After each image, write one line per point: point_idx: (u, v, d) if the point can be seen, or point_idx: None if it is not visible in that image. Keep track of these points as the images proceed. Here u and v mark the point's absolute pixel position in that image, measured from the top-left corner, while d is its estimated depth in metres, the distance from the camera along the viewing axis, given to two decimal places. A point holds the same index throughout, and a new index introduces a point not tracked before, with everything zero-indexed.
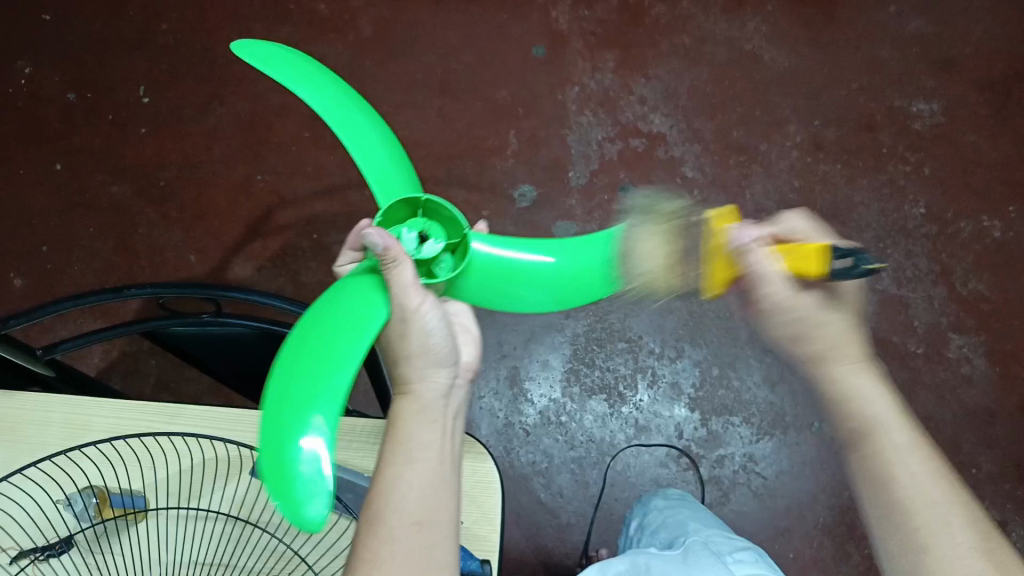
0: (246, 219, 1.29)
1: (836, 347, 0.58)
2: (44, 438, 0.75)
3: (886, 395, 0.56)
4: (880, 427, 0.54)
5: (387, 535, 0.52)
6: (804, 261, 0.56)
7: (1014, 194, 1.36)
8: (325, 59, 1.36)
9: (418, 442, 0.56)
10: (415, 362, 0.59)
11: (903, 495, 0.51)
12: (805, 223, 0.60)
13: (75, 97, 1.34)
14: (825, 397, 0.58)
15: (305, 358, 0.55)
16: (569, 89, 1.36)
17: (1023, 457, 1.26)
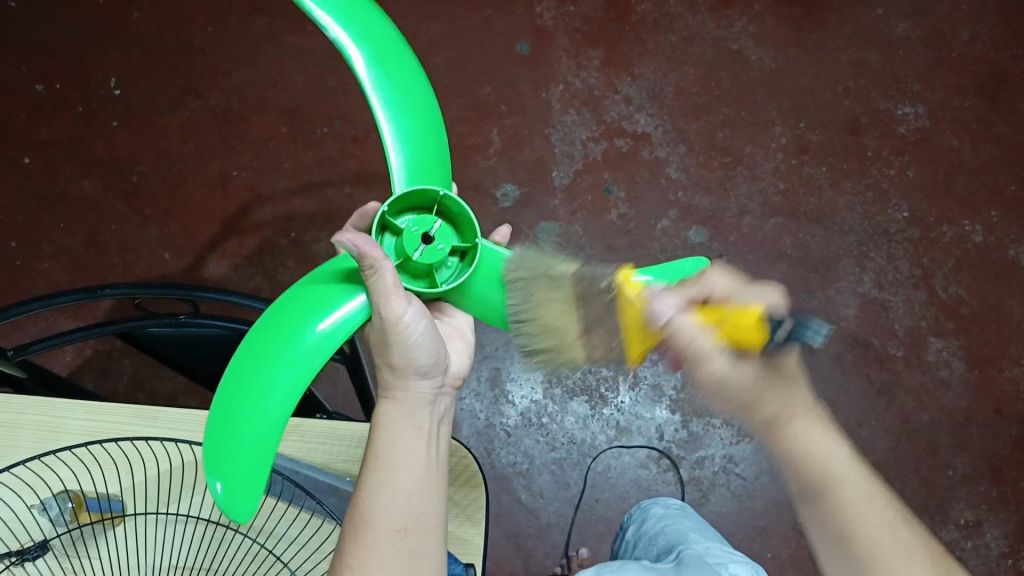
0: (222, 216, 1.28)
1: (786, 410, 0.60)
2: (17, 441, 0.75)
3: (839, 455, 0.59)
4: (836, 484, 0.58)
5: (373, 539, 0.54)
6: (744, 331, 0.57)
7: (995, 198, 1.36)
8: (304, 52, 1.34)
9: (401, 449, 0.58)
10: (403, 370, 0.61)
11: (861, 550, 0.55)
12: (727, 280, 0.60)
13: (44, 88, 1.31)
14: (785, 463, 0.60)
15: (261, 348, 0.57)
16: (553, 87, 1.35)
17: (998, 459, 1.27)
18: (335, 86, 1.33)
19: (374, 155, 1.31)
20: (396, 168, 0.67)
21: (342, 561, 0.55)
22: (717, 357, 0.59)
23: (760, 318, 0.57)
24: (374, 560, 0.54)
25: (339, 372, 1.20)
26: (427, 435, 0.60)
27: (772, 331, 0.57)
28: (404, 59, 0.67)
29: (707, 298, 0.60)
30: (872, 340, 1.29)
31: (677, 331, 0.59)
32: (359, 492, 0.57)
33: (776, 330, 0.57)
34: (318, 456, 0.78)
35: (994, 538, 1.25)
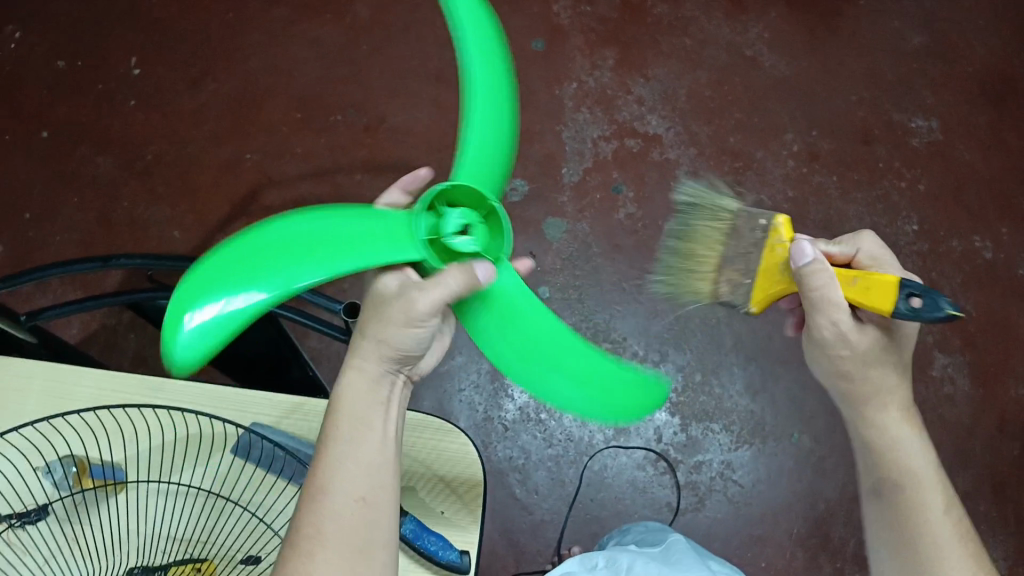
0: (232, 197, 1.28)
1: (883, 395, 0.62)
2: (22, 404, 0.74)
3: (926, 451, 0.62)
4: (919, 480, 0.60)
5: (331, 507, 0.53)
6: (874, 294, 0.56)
7: (1007, 215, 1.35)
8: (320, 41, 1.37)
9: (363, 419, 0.57)
10: (370, 339, 0.58)
11: (925, 538, 0.58)
12: (874, 246, 0.64)
13: (65, 65, 1.34)
14: (868, 446, 0.63)
15: (269, 252, 0.57)
16: (566, 85, 1.36)
17: (1002, 479, 1.24)
18: (350, 76, 1.35)
19: (385, 145, 1.31)
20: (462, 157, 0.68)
21: (297, 529, 0.53)
22: (839, 311, 0.59)
23: (898, 286, 0.55)
24: (331, 528, 0.53)
25: (340, 358, 1.20)
26: (389, 407, 0.59)
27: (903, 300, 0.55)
28: (503, 65, 0.69)
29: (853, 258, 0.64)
30: None
31: (812, 275, 0.59)
32: (318, 460, 0.56)
33: (906, 302, 0.54)
34: (320, 436, 0.76)
35: (993, 558, 1.21)
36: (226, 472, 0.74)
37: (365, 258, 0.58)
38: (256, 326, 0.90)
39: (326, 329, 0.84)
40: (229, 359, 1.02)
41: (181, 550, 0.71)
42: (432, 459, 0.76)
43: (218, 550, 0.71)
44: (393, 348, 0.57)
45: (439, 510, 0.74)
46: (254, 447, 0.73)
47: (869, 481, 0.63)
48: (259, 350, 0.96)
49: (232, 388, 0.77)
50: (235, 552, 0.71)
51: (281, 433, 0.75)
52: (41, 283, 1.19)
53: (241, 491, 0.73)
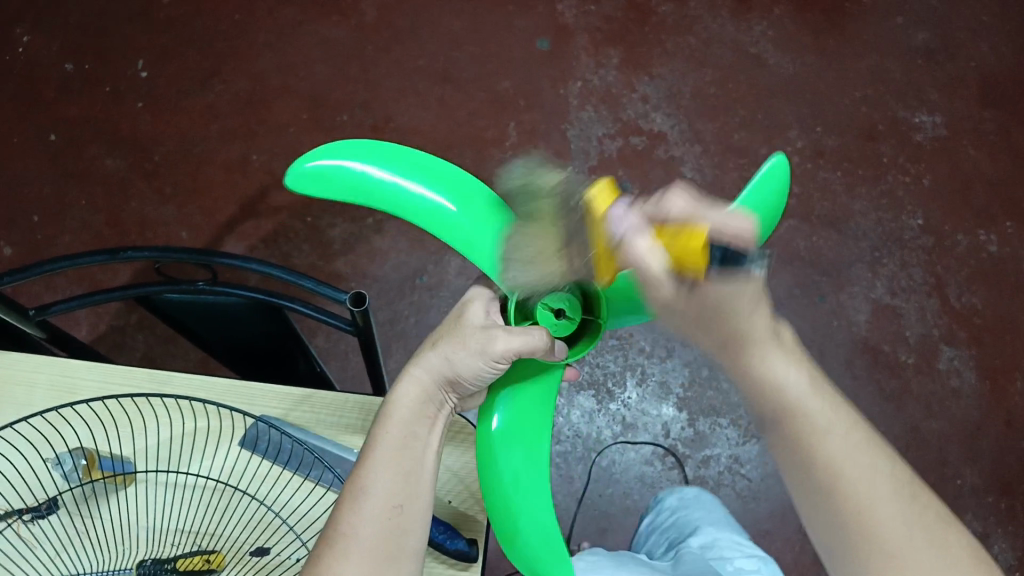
0: (240, 198, 1.29)
1: (743, 333, 0.49)
2: (33, 398, 0.75)
3: (799, 372, 0.49)
4: (799, 410, 0.48)
5: (368, 513, 0.52)
6: (688, 253, 0.48)
7: (1012, 210, 1.36)
8: (327, 42, 1.38)
9: (409, 433, 0.56)
10: (437, 352, 0.58)
11: (841, 493, 0.46)
12: (690, 205, 0.52)
13: (73, 67, 1.36)
14: (741, 381, 0.51)
15: (427, 175, 0.64)
16: (571, 84, 1.37)
17: (1011, 472, 1.23)
18: (357, 76, 1.36)
19: (392, 144, 1.32)
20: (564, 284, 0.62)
21: (333, 531, 0.52)
22: (668, 283, 0.48)
23: (704, 243, 0.48)
24: (365, 533, 0.52)
25: (349, 356, 1.20)
26: (434, 425, 0.58)
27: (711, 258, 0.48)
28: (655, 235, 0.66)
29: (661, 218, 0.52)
30: (883, 346, 1.28)
31: (626, 247, 0.50)
32: (360, 463, 0.55)
33: (718, 255, 0.48)
34: (326, 427, 0.77)
35: (1001, 551, 1.19)
36: (235, 462, 0.74)
37: (433, 229, 0.64)
38: (263, 319, 0.90)
39: (332, 320, 0.85)
40: (237, 355, 1.03)
41: (189, 543, 0.70)
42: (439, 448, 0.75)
43: (226, 542, 0.70)
44: (456, 370, 0.57)
45: (446, 500, 0.74)
46: (261, 439, 0.74)
47: (764, 415, 0.50)
48: (268, 344, 0.97)
49: (238, 380, 0.78)
50: (242, 544, 0.70)
51: (289, 425, 0.76)
52: (49, 283, 1.20)
53: (249, 483, 0.73)
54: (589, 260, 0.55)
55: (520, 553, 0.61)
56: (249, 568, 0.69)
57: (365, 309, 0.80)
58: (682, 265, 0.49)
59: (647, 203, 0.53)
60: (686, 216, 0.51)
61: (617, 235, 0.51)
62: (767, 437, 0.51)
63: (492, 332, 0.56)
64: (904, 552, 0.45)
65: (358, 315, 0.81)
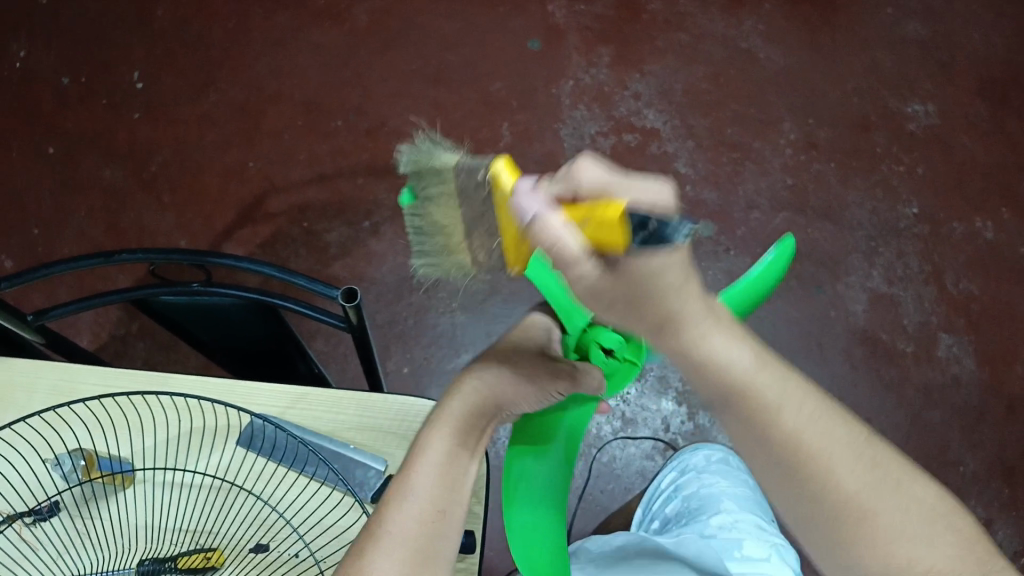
0: (237, 206, 1.30)
1: (681, 319, 0.47)
2: (32, 402, 0.77)
3: (743, 348, 0.48)
4: (749, 388, 0.47)
5: (416, 514, 0.51)
6: (604, 231, 0.45)
7: (1007, 196, 1.36)
8: (319, 49, 1.40)
9: (457, 442, 0.58)
10: (495, 378, 0.62)
11: (803, 458, 0.45)
12: (601, 175, 0.49)
13: (69, 81, 1.37)
14: (686, 365, 0.50)
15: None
16: (563, 83, 1.38)
17: (1015, 458, 1.23)
18: (350, 82, 1.37)
19: (387, 148, 1.33)
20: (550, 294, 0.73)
21: (375, 529, 0.50)
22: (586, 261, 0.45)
23: (623, 214, 0.45)
24: (410, 531, 0.50)
25: (348, 359, 1.21)
26: (478, 443, 0.60)
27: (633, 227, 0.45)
28: None
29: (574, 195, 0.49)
30: (881, 336, 1.28)
31: (541, 228, 0.46)
32: (407, 469, 0.55)
33: (640, 233, 0.45)
34: (322, 424, 0.78)
35: (1005, 537, 1.19)
36: (233, 459, 0.75)
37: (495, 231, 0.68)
38: (257, 318, 0.91)
39: (325, 317, 0.86)
40: (235, 356, 1.04)
41: (188, 541, 0.72)
42: None
43: (223, 539, 0.72)
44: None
45: None
46: (257, 437, 0.76)
47: (716, 397, 0.49)
48: (265, 345, 0.98)
49: (234, 379, 0.79)
50: (240, 540, 0.72)
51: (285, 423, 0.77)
52: (50, 295, 1.21)
53: (247, 480, 0.75)
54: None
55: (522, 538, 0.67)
56: (250, 564, 0.71)
57: (356, 304, 0.81)
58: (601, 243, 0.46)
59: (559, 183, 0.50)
60: (597, 185, 0.48)
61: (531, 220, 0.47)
62: (725, 417, 0.49)
63: (541, 375, 0.65)
64: (871, 504, 0.43)
65: (350, 311, 0.82)
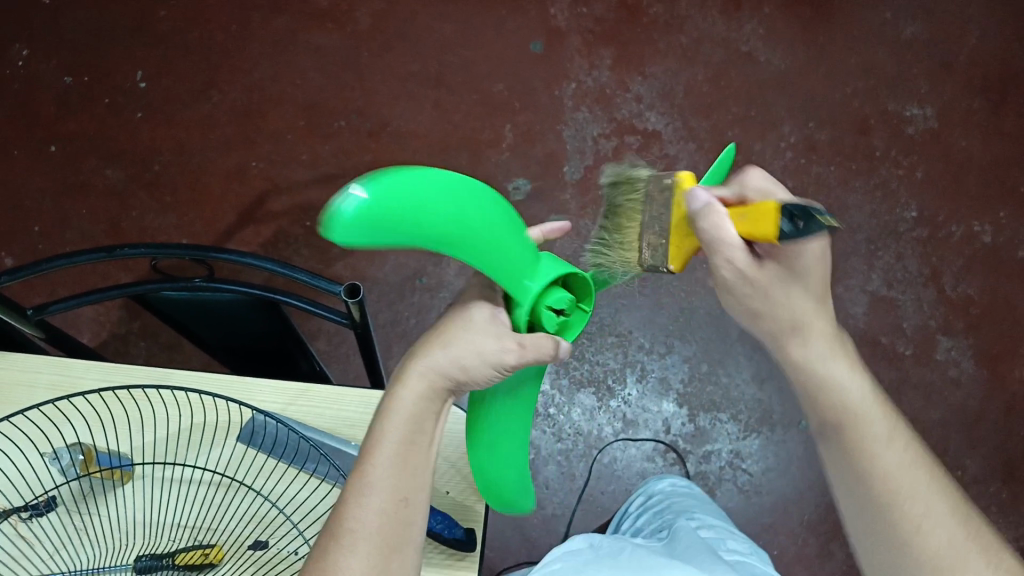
0: (239, 206, 1.30)
1: (810, 332, 0.54)
2: (31, 397, 0.77)
3: (860, 386, 0.55)
4: (862, 418, 0.54)
5: (374, 511, 0.53)
6: (759, 224, 0.48)
7: (1005, 199, 1.37)
8: (321, 49, 1.40)
9: (414, 429, 0.54)
10: (447, 356, 0.54)
11: (886, 492, 0.52)
12: (766, 186, 0.52)
13: (70, 80, 1.37)
14: (800, 384, 0.56)
15: (466, 213, 0.50)
16: (565, 85, 1.38)
17: (1011, 460, 1.24)
18: (352, 82, 1.37)
19: (389, 150, 1.34)
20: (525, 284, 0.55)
21: (338, 523, 0.53)
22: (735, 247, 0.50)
23: (776, 209, 0.47)
24: (370, 527, 0.52)
25: (350, 360, 1.21)
26: (439, 419, 0.56)
27: (785, 221, 0.46)
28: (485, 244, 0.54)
29: (741, 199, 0.52)
30: (881, 338, 1.29)
31: (703, 217, 0.51)
32: (367, 456, 0.54)
33: (789, 222, 0.46)
34: (324, 421, 0.79)
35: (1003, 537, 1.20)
36: (233, 455, 0.76)
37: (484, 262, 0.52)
38: (259, 314, 0.91)
39: (328, 314, 0.86)
40: (235, 354, 1.03)
41: (187, 538, 0.72)
42: (442, 443, 0.78)
43: (222, 536, 0.72)
44: (468, 374, 0.54)
45: (444, 491, 0.76)
46: (258, 433, 0.76)
47: (818, 419, 0.56)
48: (267, 342, 0.98)
49: (236, 376, 0.80)
50: (239, 538, 0.72)
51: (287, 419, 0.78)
52: (51, 294, 1.21)
53: (247, 476, 0.75)
54: (662, 251, 0.57)
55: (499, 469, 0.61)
56: (249, 561, 0.71)
57: (359, 300, 0.81)
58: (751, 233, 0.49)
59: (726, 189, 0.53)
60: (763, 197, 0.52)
61: (693, 206, 0.52)
62: (823, 437, 0.57)
63: (504, 345, 0.53)
64: (944, 550, 0.51)
65: (353, 307, 0.82)
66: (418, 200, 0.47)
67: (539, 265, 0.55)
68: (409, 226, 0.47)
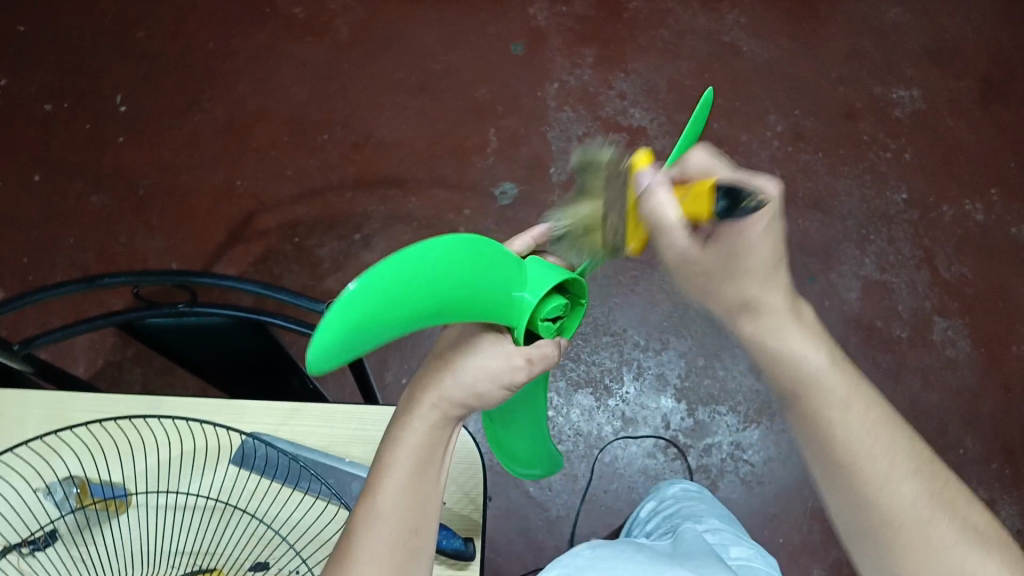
0: (227, 225, 1.30)
1: (758, 304, 0.50)
2: (22, 432, 0.78)
3: (817, 345, 0.50)
4: (820, 385, 0.49)
5: (384, 539, 0.51)
6: (695, 203, 0.48)
7: (995, 177, 1.36)
8: (303, 63, 1.40)
9: (426, 455, 0.52)
10: (457, 384, 0.50)
11: (861, 467, 0.47)
12: (708, 162, 0.51)
13: (51, 107, 1.37)
14: (757, 355, 0.52)
15: (452, 274, 0.43)
16: (548, 86, 1.38)
17: (1013, 438, 1.23)
18: (335, 95, 1.37)
19: (375, 160, 1.34)
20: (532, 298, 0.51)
21: (349, 548, 0.52)
22: (679, 228, 0.48)
23: (714, 188, 0.48)
24: (381, 559, 0.51)
25: (346, 374, 1.21)
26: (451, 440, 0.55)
27: (721, 201, 0.48)
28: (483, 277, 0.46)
29: (683, 176, 0.51)
30: (876, 323, 1.28)
31: (648, 201, 0.48)
32: (375, 485, 0.52)
33: (724, 203, 0.48)
34: (318, 440, 0.79)
35: (1009, 516, 1.19)
36: (226, 479, 0.76)
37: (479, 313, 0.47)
38: (248, 334, 0.92)
39: (316, 332, 0.87)
40: (229, 377, 1.03)
41: (187, 563, 0.72)
42: None
43: (222, 559, 0.72)
44: (481, 400, 0.51)
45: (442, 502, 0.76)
46: (250, 456, 0.76)
47: (780, 387, 0.51)
48: (259, 362, 0.99)
49: (226, 399, 0.80)
50: (239, 560, 0.72)
51: (279, 440, 0.78)
52: (43, 323, 1.21)
53: (241, 499, 0.75)
54: (620, 230, 0.53)
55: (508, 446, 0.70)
56: None
57: None
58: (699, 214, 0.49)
59: (671, 168, 0.51)
60: (703, 172, 0.50)
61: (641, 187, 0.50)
62: (787, 410, 0.52)
63: (514, 362, 0.50)
64: (923, 522, 0.46)
65: None
66: (404, 293, 0.40)
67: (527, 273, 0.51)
68: (396, 321, 0.41)
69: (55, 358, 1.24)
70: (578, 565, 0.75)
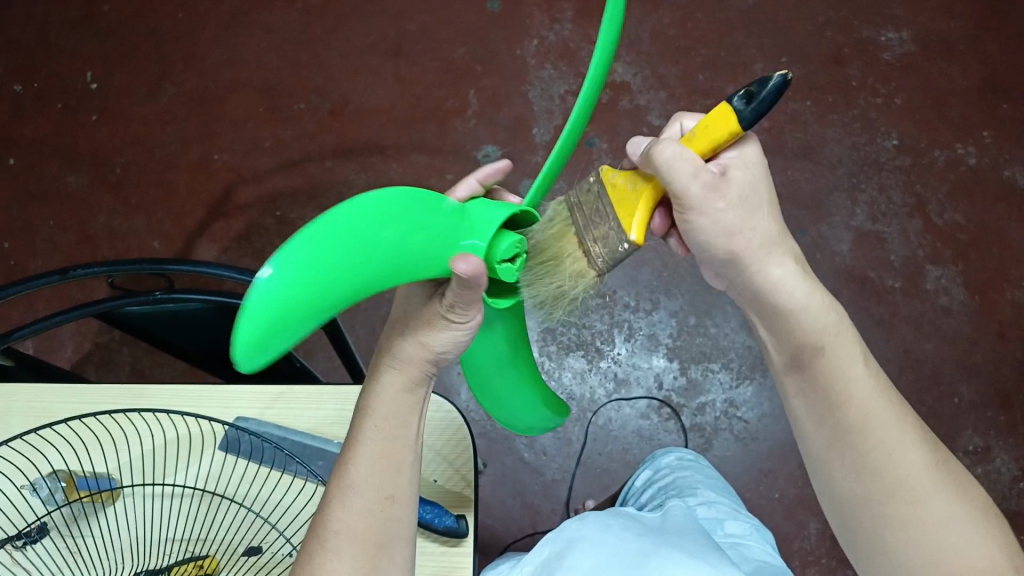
0: (207, 201, 1.27)
1: (768, 241, 0.49)
2: (5, 428, 0.77)
3: (829, 305, 0.50)
4: (829, 346, 0.49)
5: (360, 509, 0.53)
6: (715, 126, 0.47)
7: (987, 119, 1.33)
8: (274, 29, 1.36)
9: (398, 423, 0.55)
10: (409, 341, 0.54)
11: (869, 436, 0.48)
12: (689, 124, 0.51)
13: (21, 87, 1.34)
14: (761, 309, 0.51)
15: (384, 225, 0.44)
16: (528, 43, 1.33)
17: (1008, 383, 1.22)
18: (309, 62, 1.34)
19: (352, 126, 1.30)
20: (468, 236, 0.51)
21: (323, 525, 0.53)
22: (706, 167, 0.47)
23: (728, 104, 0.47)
24: (356, 529, 0.52)
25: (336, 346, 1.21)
26: (424, 406, 0.57)
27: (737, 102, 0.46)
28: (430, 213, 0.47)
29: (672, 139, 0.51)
30: (868, 273, 1.27)
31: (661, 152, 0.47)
32: (350, 456, 0.54)
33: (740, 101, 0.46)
34: (306, 422, 0.78)
35: (1004, 463, 1.19)
36: (213, 467, 0.76)
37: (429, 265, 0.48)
38: (228, 318, 0.91)
39: None
40: (216, 360, 1.02)
41: (180, 553, 0.72)
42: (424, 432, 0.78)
43: (215, 546, 0.72)
44: (433, 349, 0.54)
45: (432, 479, 0.76)
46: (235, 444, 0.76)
47: (783, 358, 0.51)
48: None
49: (209, 388, 0.80)
50: (231, 546, 0.72)
51: (264, 423, 0.77)
52: (29, 310, 1.20)
53: (230, 486, 0.75)
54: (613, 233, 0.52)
55: (491, 392, 0.68)
56: (245, 568, 0.70)
57: None
58: (708, 150, 0.48)
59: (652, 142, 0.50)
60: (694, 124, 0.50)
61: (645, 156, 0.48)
62: (791, 379, 0.51)
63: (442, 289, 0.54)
64: (926, 497, 0.47)
65: None
66: (331, 256, 0.40)
67: (476, 220, 0.51)
68: (333, 295, 0.41)
69: (43, 345, 1.23)
70: (566, 541, 0.75)
